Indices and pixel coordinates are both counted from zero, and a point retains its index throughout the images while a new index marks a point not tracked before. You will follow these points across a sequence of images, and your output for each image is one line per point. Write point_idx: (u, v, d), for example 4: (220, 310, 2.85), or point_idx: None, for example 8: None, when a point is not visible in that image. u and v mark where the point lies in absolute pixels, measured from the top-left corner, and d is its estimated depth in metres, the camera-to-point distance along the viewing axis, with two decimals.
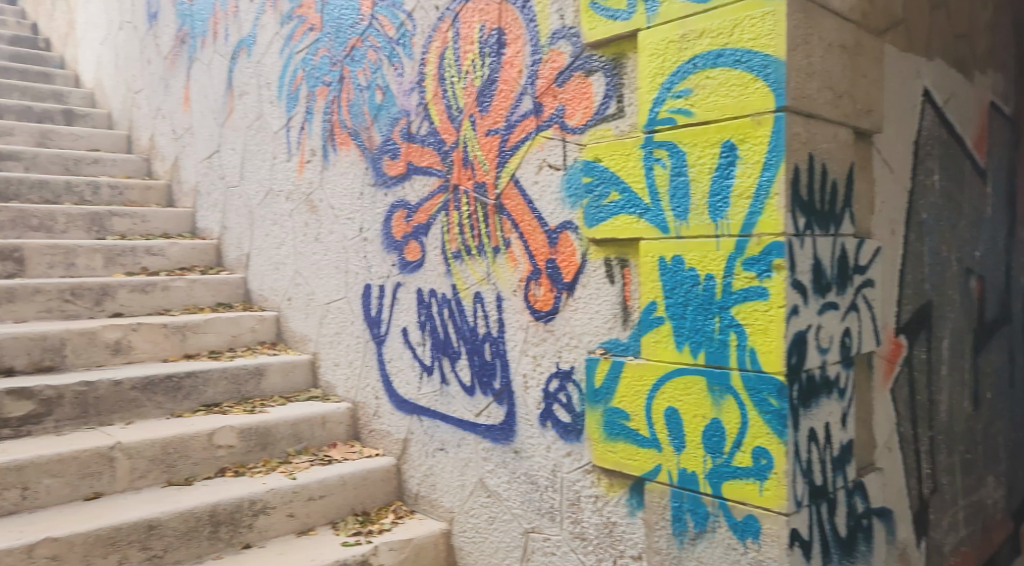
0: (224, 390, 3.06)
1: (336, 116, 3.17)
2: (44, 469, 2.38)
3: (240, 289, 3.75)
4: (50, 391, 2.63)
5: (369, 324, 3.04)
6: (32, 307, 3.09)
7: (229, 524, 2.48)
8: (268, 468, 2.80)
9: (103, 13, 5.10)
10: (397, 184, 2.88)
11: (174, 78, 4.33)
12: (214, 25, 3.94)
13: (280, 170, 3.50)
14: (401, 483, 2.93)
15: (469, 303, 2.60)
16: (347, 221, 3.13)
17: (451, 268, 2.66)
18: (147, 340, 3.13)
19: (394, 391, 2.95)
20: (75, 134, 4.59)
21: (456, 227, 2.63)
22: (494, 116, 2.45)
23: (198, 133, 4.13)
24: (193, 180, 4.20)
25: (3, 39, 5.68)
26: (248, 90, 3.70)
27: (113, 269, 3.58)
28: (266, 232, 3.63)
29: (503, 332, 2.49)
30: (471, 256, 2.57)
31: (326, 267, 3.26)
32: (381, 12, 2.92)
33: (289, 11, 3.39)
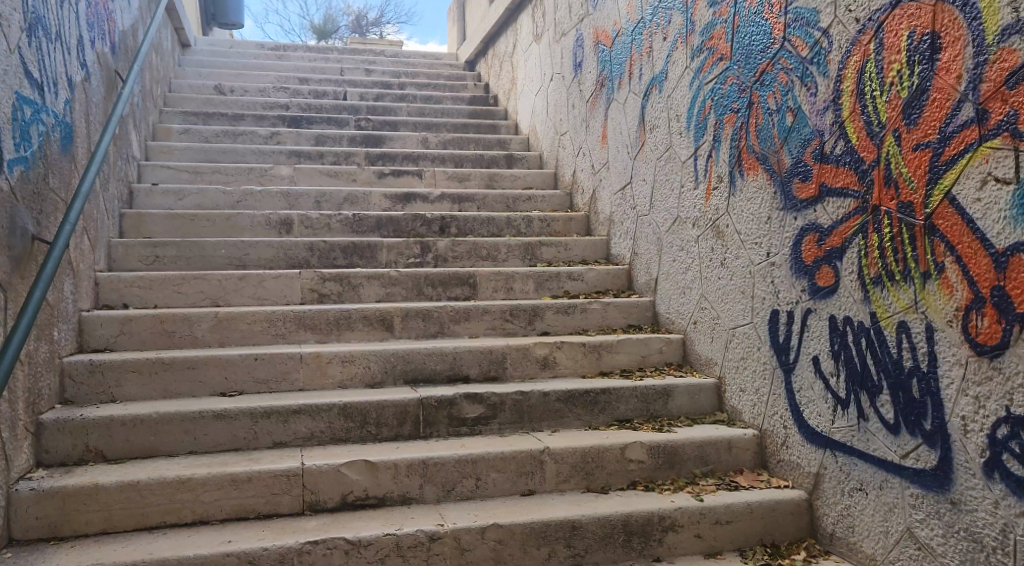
0: (634, 407, 3.30)
1: (744, 142, 3.18)
2: (492, 465, 2.86)
3: (649, 312, 3.99)
4: (495, 397, 3.16)
5: (777, 350, 2.96)
6: (482, 325, 3.74)
7: (640, 535, 2.66)
8: (677, 486, 2.92)
9: (537, 68, 5.92)
10: (808, 207, 2.76)
11: (594, 117, 4.83)
12: (631, 66, 4.28)
13: (688, 197, 3.64)
14: (812, 521, 2.77)
15: (892, 332, 2.36)
16: (754, 245, 3.10)
17: (869, 293, 2.45)
18: (569, 358, 3.53)
19: (803, 422, 2.81)
20: (515, 176, 5.45)
21: (876, 252, 2.43)
22: (923, 130, 2.24)
23: (614, 167, 4.53)
24: (608, 210, 4.62)
25: (465, 101, 7.01)
26: (660, 123, 3.93)
27: (542, 292, 4.15)
28: (674, 257, 3.80)
29: (933, 367, 2.21)
30: (895, 282, 2.35)
31: (731, 292, 3.27)
32: (795, 33, 2.85)
33: (700, 43, 3.52)
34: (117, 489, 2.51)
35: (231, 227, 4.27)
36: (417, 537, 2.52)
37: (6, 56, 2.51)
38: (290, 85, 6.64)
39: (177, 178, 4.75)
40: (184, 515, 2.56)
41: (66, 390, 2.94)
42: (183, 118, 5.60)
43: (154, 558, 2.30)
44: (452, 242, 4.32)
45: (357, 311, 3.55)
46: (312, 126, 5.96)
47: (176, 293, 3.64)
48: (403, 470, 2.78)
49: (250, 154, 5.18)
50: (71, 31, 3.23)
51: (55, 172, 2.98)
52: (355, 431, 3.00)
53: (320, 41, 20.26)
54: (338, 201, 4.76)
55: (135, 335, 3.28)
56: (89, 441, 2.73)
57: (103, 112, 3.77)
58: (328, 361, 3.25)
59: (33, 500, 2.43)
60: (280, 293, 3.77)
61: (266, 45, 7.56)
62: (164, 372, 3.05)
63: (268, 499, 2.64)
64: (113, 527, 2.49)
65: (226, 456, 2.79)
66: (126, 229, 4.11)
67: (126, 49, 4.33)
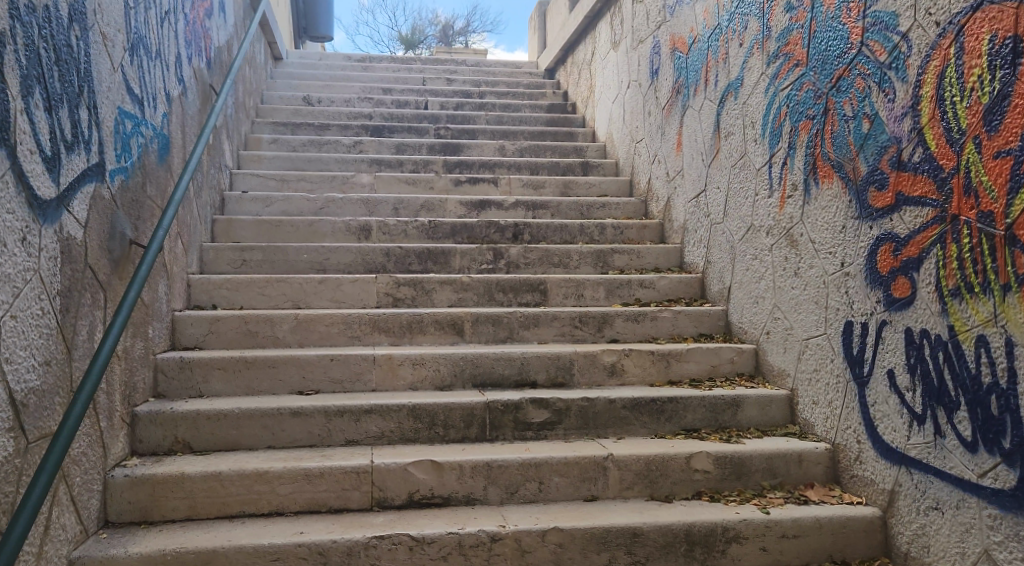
0: (702, 417, 3.25)
1: (819, 149, 3.11)
2: (556, 469, 2.88)
3: (721, 321, 3.92)
4: (561, 402, 3.18)
5: (851, 362, 2.87)
6: (551, 331, 3.77)
7: (703, 545, 2.63)
8: (744, 498, 2.87)
9: (615, 75, 5.91)
10: (884, 216, 2.68)
11: (670, 125, 4.79)
12: (707, 72, 4.23)
13: (761, 206, 3.57)
14: (887, 540, 2.67)
15: (970, 346, 2.29)
16: (828, 255, 3.02)
17: (946, 305, 2.39)
18: (637, 365, 3.52)
19: (878, 437, 2.72)
20: (590, 183, 5.47)
21: (955, 263, 2.36)
22: (1005, 137, 2.20)
23: (688, 175, 4.48)
24: (682, 218, 4.57)
25: (543, 109, 7.07)
26: (735, 130, 3.87)
27: (613, 299, 4.14)
28: (747, 266, 3.73)
29: (1014, 381, 2.15)
30: (974, 294, 2.29)
31: (805, 302, 3.19)
32: (872, 38, 2.78)
33: (776, 49, 3.46)
34: (200, 478, 2.67)
35: (313, 232, 4.46)
36: (479, 537, 2.58)
37: (110, 73, 2.73)
38: (374, 95, 6.87)
39: (264, 185, 5.00)
40: (260, 506, 2.70)
41: (158, 384, 3.15)
42: (273, 128, 5.89)
43: (232, 545, 2.44)
44: (524, 248, 4.38)
45: (429, 315, 3.65)
46: (393, 134, 6.15)
47: (260, 295, 3.83)
48: (468, 471, 2.84)
49: (333, 162, 5.39)
50: (170, 48, 3.47)
51: (153, 180, 3.21)
52: (423, 432, 3.09)
53: (406, 52, 20.83)
54: (415, 208, 4.90)
55: (222, 334, 3.48)
56: (177, 432, 2.91)
57: (198, 124, 4.02)
58: (400, 363, 3.35)
59: (126, 485, 2.62)
60: (357, 296, 3.92)
61: (353, 56, 7.84)
62: (246, 370, 3.22)
63: (338, 494, 2.76)
64: (196, 514, 2.66)
65: (300, 452, 2.93)
66: (217, 234, 4.36)
67: (220, 63, 4.60)
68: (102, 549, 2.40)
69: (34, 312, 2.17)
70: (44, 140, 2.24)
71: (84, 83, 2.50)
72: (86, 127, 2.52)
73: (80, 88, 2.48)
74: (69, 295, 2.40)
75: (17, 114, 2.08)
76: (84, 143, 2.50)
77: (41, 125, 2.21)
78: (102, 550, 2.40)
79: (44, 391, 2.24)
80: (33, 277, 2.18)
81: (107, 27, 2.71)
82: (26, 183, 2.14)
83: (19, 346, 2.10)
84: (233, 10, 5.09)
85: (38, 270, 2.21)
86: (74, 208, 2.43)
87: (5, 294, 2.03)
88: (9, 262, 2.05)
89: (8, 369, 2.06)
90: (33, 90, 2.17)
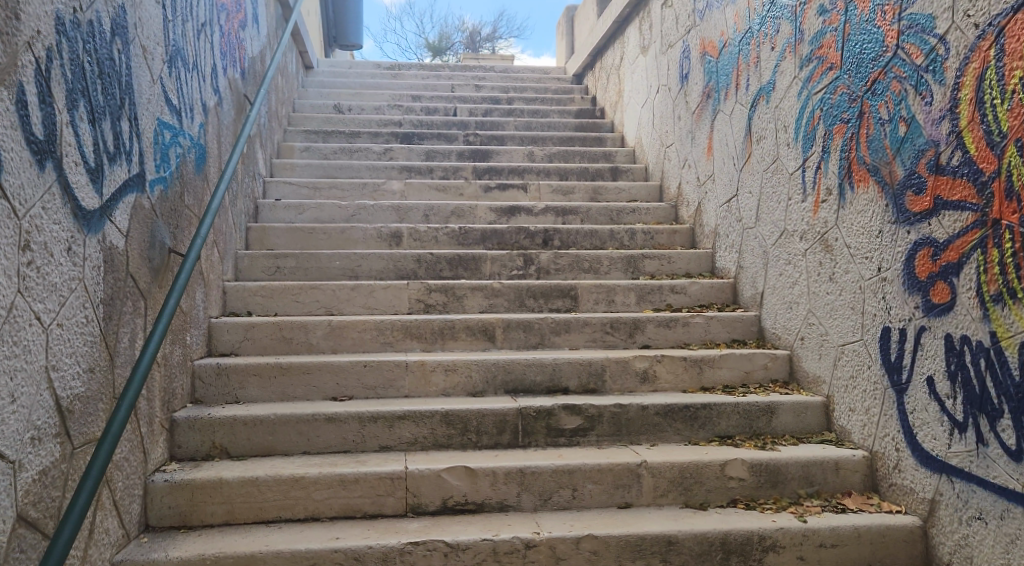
0: (736, 424, 3.23)
1: (854, 152, 3.07)
2: (589, 476, 2.88)
3: (754, 326, 3.89)
4: (593, 409, 3.18)
5: (889, 369, 2.83)
6: (582, 337, 3.77)
7: (739, 554, 2.61)
8: (780, 506, 2.84)
9: (644, 80, 5.90)
10: (922, 221, 2.64)
11: (700, 129, 4.77)
12: (738, 76, 4.20)
13: (795, 211, 3.54)
14: (928, 550, 2.62)
15: (1013, 353, 2.25)
16: (864, 260, 2.98)
17: (988, 311, 2.34)
18: (670, 372, 3.50)
19: (917, 445, 2.68)
20: (619, 188, 5.46)
21: (996, 268, 2.32)
22: None
23: (720, 179, 4.45)
24: (714, 223, 4.54)
25: (571, 114, 7.07)
26: (767, 134, 3.83)
27: (644, 305, 4.13)
28: (780, 271, 3.69)
29: None
30: (1017, 300, 2.24)
31: (841, 308, 3.15)
32: (909, 40, 2.74)
33: (809, 52, 3.42)
34: (238, 483, 2.72)
35: (345, 239, 4.52)
36: (513, 544, 2.59)
37: (149, 85, 2.80)
38: (403, 103, 6.94)
39: (297, 193, 5.08)
40: (296, 511, 2.74)
41: (196, 390, 3.21)
42: (305, 136, 5.99)
43: (270, 550, 2.49)
44: (554, 254, 4.39)
45: (460, 321, 3.68)
46: (423, 141, 6.21)
47: (294, 302, 3.89)
48: (501, 477, 2.85)
49: (364, 170, 5.46)
50: (206, 60, 3.55)
51: (190, 190, 3.28)
52: (456, 439, 3.11)
53: (434, 59, 20.98)
54: (445, 214, 4.94)
55: (257, 341, 3.54)
56: (215, 438, 2.97)
57: (233, 134, 4.10)
58: (432, 369, 3.38)
59: (166, 490, 2.68)
60: (389, 303, 3.96)
61: (383, 64, 7.92)
62: (281, 376, 3.27)
63: (372, 500, 2.79)
64: (234, 519, 2.71)
65: (335, 458, 2.97)
66: (251, 242, 4.44)
67: (253, 73, 4.69)
68: (143, 553, 2.46)
69: (78, 321, 2.24)
70: (89, 152, 2.30)
71: (125, 95, 2.57)
72: (127, 138, 2.59)
73: (122, 101, 2.55)
74: (112, 303, 2.47)
75: (62, 127, 2.15)
76: (125, 154, 2.57)
77: (85, 137, 2.28)
78: (143, 554, 2.46)
79: (88, 397, 2.30)
80: (78, 286, 2.25)
81: (147, 40, 2.78)
82: (71, 194, 2.20)
83: (64, 354, 2.17)
84: (266, 21, 5.19)
85: (83, 279, 2.27)
86: (116, 219, 2.50)
87: (52, 303, 2.10)
88: (56, 271, 2.12)
89: (55, 376, 2.12)
90: (77, 103, 2.23)
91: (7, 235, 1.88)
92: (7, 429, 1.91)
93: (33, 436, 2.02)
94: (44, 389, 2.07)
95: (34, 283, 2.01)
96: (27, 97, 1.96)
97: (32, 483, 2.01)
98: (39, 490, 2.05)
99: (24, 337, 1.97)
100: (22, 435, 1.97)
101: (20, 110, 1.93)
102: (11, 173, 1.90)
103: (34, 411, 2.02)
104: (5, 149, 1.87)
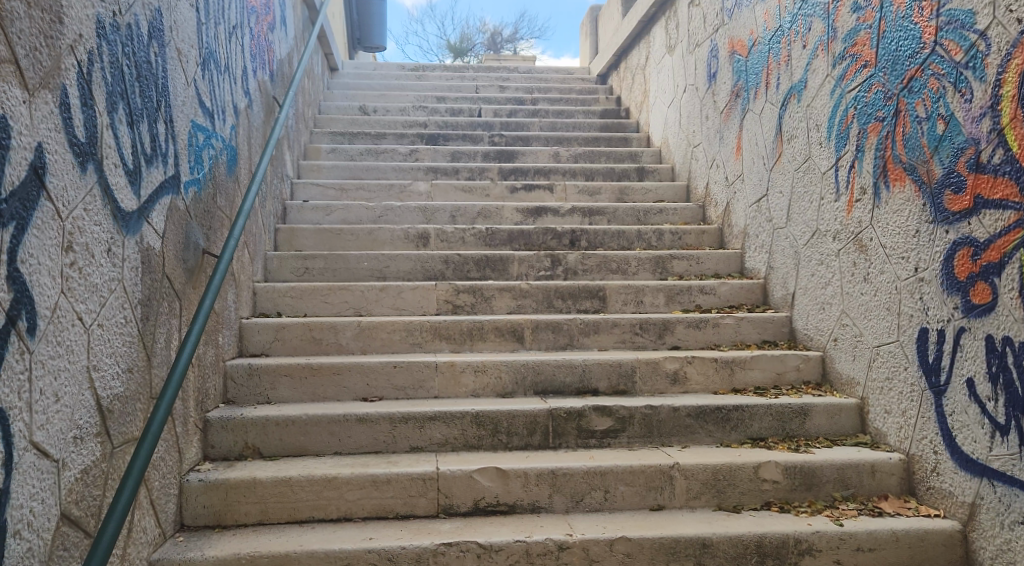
0: (769, 426, 3.20)
1: (890, 151, 3.04)
2: (620, 478, 2.88)
3: (785, 327, 3.85)
4: (624, 410, 3.18)
5: (926, 371, 2.79)
6: (611, 338, 3.77)
7: (774, 557, 2.60)
8: (814, 509, 2.82)
9: (670, 80, 5.87)
10: (961, 219, 2.62)
11: (729, 128, 4.73)
12: (768, 75, 4.17)
13: (828, 210, 3.50)
14: (967, 554, 2.59)
15: None
16: (900, 260, 2.95)
17: None
18: (700, 373, 3.48)
19: (956, 448, 2.64)
20: (646, 189, 5.44)
21: None
22: None
23: (749, 179, 4.42)
24: (742, 223, 4.51)
25: (596, 114, 7.06)
26: (799, 133, 3.80)
27: (673, 305, 4.11)
28: (812, 271, 3.66)
29: None
30: None
31: (876, 308, 3.11)
32: (947, 37, 2.71)
33: (843, 50, 3.39)
34: (272, 483, 2.76)
35: (373, 240, 4.56)
36: (545, 545, 2.60)
37: (184, 88, 2.85)
38: (429, 104, 6.98)
39: (325, 195, 5.13)
40: (330, 512, 2.77)
41: (229, 391, 3.26)
42: (332, 139, 6.04)
43: (305, 550, 2.52)
44: (581, 255, 4.39)
45: (489, 323, 3.70)
46: (448, 142, 6.23)
47: (324, 304, 3.93)
48: (532, 479, 2.86)
49: (391, 171, 5.49)
50: (237, 63, 3.60)
51: (223, 192, 3.33)
52: (487, 439, 3.12)
53: (456, 60, 21.05)
54: (471, 215, 4.96)
55: (288, 342, 3.58)
56: (248, 438, 3.01)
57: (263, 136, 4.15)
58: (462, 370, 3.40)
59: (202, 489, 2.72)
60: (417, 304, 3.99)
61: (408, 65, 7.96)
62: (313, 377, 3.31)
63: (405, 501, 2.81)
64: (269, 519, 2.74)
65: (367, 458, 2.99)
66: (281, 243, 4.49)
67: (282, 76, 4.74)
68: (181, 552, 2.51)
69: (118, 321, 2.29)
70: (128, 154, 2.34)
71: (162, 98, 2.61)
72: (164, 141, 2.63)
73: (159, 104, 2.60)
74: (149, 304, 2.51)
75: (103, 130, 2.19)
76: (162, 157, 2.61)
77: (125, 139, 2.32)
78: (181, 552, 2.51)
79: (127, 397, 2.35)
80: (118, 287, 2.29)
81: (182, 44, 2.82)
82: (111, 196, 2.25)
83: (105, 354, 2.21)
84: (294, 24, 5.24)
85: (123, 281, 2.32)
86: (153, 221, 2.54)
87: (94, 304, 2.15)
88: (97, 272, 2.16)
89: (96, 376, 2.17)
90: (117, 106, 2.28)
91: (52, 236, 1.93)
92: (51, 428, 1.96)
93: (76, 435, 2.07)
94: (86, 389, 2.12)
95: (76, 284, 2.05)
96: (69, 101, 2.01)
97: (75, 481, 2.06)
98: (81, 488, 2.09)
99: (67, 338, 2.02)
100: (65, 434, 2.02)
101: (63, 114, 1.98)
102: (55, 175, 1.95)
103: (76, 410, 2.07)
104: (50, 151, 1.92)
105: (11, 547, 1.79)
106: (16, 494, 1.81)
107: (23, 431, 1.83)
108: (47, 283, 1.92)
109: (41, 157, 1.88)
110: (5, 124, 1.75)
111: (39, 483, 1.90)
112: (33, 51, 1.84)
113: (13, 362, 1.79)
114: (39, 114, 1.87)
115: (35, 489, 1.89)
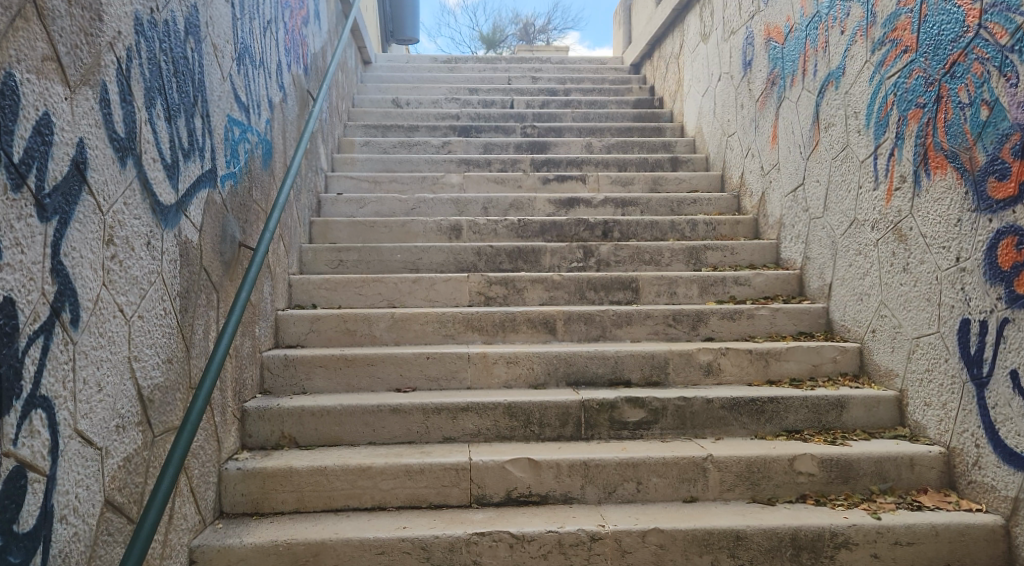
0: (805, 418, 3.16)
1: (931, 138, 2.96)
2: (653, 469, 2.88)
3: (822, 319, 3.79)
4: (657, 402, 3.16)
5: (968, 363, 2.73)
6: (644, 329, 3.74)
7: (809, 550, 2.57)
8: (852, 502, 2.78)
9: (704, 68, 5.80)
10: (1005, 208, 2.56)
11: (765, 116, 4.66)
12: (805, 62, 4.09)
13: (866, 200, 3.43)
14: (1011, 550, 2.54)
15: None
16: (941, 250, 2.88)
17: None
18: (734, 364, 3.45)
19: (999, 441, 2.59)
20: (679, 179, 5.39)
21: None
22: None
23: (785, 168, 4.35)
24: (779, 212, 4.43)
25: (630, 104, 6.99)
26: (836, 121, 3.72)
27: (707, 297, 4.06)
28: (850, 261, 3.59)
29: None
30: None
31: (915, 299, 3.04)
32: (992, 20, 2.63)
33: (882, 35, 3.31)
34: (308, 472, 2.81)
35: (406, 232, 4.58)
36: (578, 536, 2.61)
37: (220, 83, 2.89)
38: (460, 96, 6.98)
39: (359, 187, 5.18)
40: (364, 500, 2.82)
41: (266, 381, 3.32)
42: (367, 131, 6.09)
43: (340, 538, 2.56)
44: (614, 246, 4.36)
45: (521, 314, 3.71)
46: (481, 135, 6.25)
47: (358, 295, 3.98)
48: (565, 470, 2.87)
49: (424, 163, 5.52)
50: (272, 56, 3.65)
51: (258, 185, 3.38)
52: (519, 430, 3.14)
53: (489, 53, 21.00)
54: (503, 207, 4.97)
55: (322, 332, 3.63)
56: (284, 428, 3.07)
57: (298, 129, 4.21)
58: (493, 361, 3.41)
59: (240, 478, 2.78)
60: (449, 295, 4.01)
61: (440, 57, 7.97)
62: (346, 368, 3.35)
63: (438, 491, 2.84)
64: (305, 507, 2.80)
65: (401, 449, 3.03)
66: (315, 235, 4.54)
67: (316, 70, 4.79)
68: (220, 538, 2.57)
69: (157, 313, 2.34)
70: (166, 149, 2.39)
71: (198, 93, 2.66)
72: (201, 135, 2.68)
73: (195, 98, 2.64)
74: (187, 296, 2.57)
75: (142, 125, 2.24)
76: (199, 151, 2.66)
77: (163, 134, 2.37)
78: (220, 539, 2.57)
79: (166, 387, 2.40)
80: (157, 278, 2.35)
81: (218, 39, 2.87)
82: (150, 189, 2.30)
83: (145, 345, 2.27)
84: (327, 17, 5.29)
85: (162, 272, 2.38)
86: (191, 214, 2.60)
87: (134, 296, 2.21)
88: (137, 265, 2.22)
89: (136, 366, 2.23)
90: (155, 102, 2.33)
91: (93, 230, 1.99)
92: (94, 416, 2.02)
93: (118, 424, 2.13)
94: (127, 379, 2.18)
95: (117, 276, 2.11)
96: (110, 96, 2.06)
97: (118, 469, 2.13)
98: (124, 476, 2.16)
99: (109, 329, 2.08)
100: (108, 423, 2.08)
101: (103, 109, 2.03)
102: (96, 170, 2.00)
103: (118, 399, 2.13)
104: (91, 147, 1.98)
105: (58, 531, 1.86)
106: (62, 480, 1.88)
107: (68, 419, 1.90)
108: (89, 275, 1.98)
109: (83, 153, 1.94)
110: (48, 121, 1.80)
111: (84, 470, 1.97)
112: (74, 48, 1.90)
113: (57, 353, 1.86)
114: (81, 110, 1.93)
115: (81, 476, 1.96)
